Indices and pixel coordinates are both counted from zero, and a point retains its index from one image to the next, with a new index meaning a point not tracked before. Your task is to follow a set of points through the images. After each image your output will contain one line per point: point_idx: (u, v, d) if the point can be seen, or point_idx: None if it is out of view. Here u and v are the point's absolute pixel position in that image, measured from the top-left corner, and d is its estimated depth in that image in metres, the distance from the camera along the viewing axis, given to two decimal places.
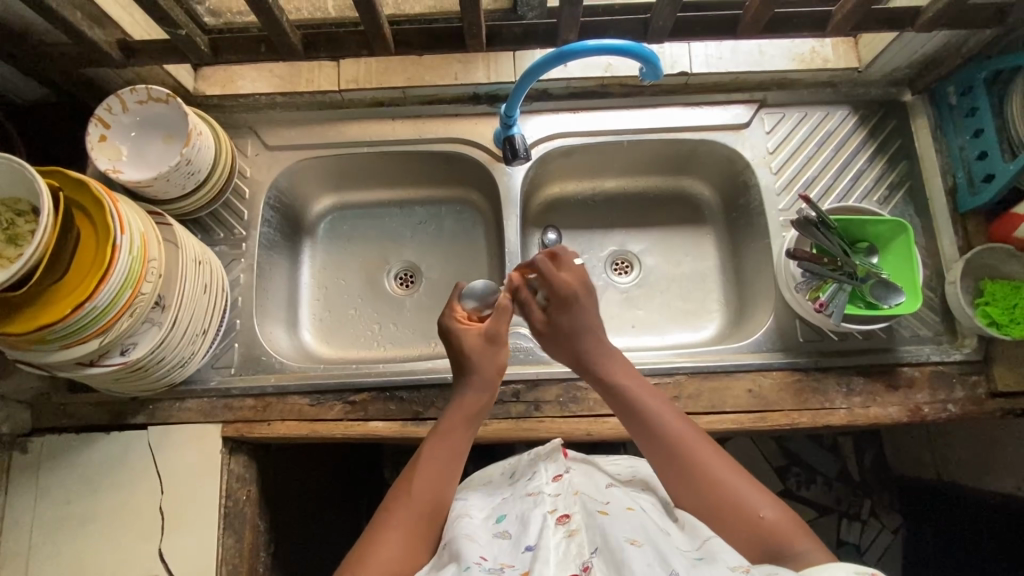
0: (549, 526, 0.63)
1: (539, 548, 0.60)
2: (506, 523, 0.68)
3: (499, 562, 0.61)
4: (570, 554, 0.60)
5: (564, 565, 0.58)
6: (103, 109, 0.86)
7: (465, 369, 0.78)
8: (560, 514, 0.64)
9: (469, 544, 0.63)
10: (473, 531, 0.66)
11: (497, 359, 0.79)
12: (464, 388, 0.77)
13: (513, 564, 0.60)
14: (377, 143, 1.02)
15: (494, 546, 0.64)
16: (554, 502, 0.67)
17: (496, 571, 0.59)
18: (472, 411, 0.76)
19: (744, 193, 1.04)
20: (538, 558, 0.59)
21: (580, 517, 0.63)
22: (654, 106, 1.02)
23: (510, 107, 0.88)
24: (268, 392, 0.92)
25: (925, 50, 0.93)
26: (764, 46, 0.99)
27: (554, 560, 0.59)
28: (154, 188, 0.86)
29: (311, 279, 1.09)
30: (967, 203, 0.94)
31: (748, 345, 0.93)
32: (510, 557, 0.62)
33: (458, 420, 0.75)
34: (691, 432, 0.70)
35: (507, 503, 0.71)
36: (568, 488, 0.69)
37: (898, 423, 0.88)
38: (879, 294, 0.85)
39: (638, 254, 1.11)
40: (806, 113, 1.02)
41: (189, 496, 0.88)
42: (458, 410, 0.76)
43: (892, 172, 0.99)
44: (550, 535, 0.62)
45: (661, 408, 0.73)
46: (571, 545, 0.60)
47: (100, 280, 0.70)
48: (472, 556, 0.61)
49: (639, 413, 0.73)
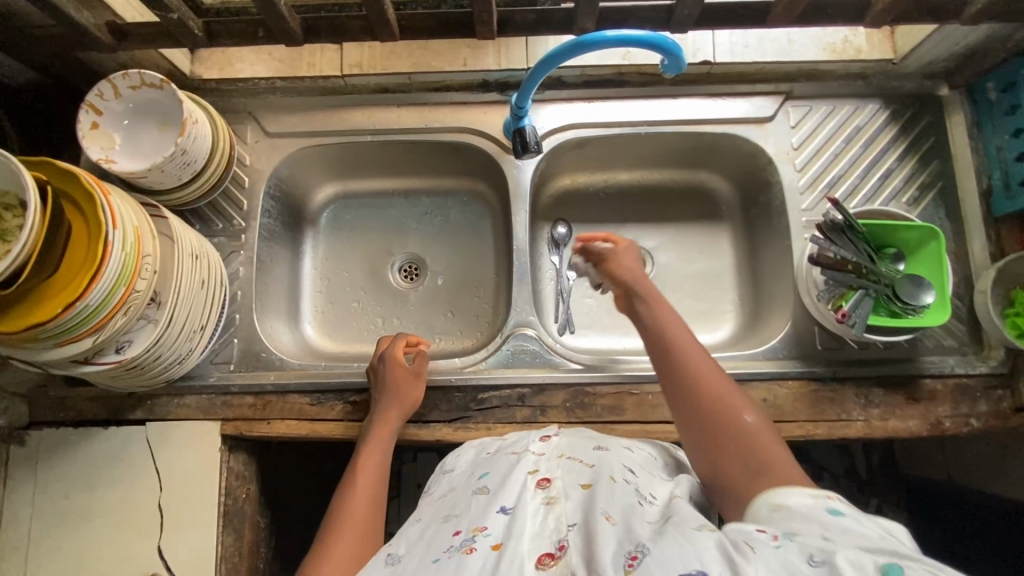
0: (528, 489, 0.61)
1: (514, 512, 0.58)
2: (485, 482, 0.66)
3: (472, 529, 0.58)
4: (546, 528, 0.55)
5: (537, 542, 0.54)
6: (94, 94, 0.81)
7: (392, 393, 0.83)
8: (541, 478, 0.63)
9: (452, 523, 0.62)
10: (452, 507, 0.65)
11: (416, 390, 0.85)
12: (385, 407, 0.82)
13: (486, 528, 0.57)
14: (382, 131, 0.97)
15: (472, 507, 0.62)
16: (536, 464, 0.66)
17: (468, 540, 0.57)
18: (387, 432, 0.81)
19: (765, 190, 1.00)
20: (512, 529, 0.56)
21: (560, 484, 0.61)
22: (675, 96, 0.96)
23: (521, 97, 0.83)
24: (268, 390, 0.90)
25: (968, 42, 0.87)
26: (793, 34, 0.93)
27: (527, 535, 0.55)
28: (148, 179, 0.82)
29: (313, 270, 1.06)
30: (1003, 208, 0.89)
31: (764, 352, 0.89)
32: (482, 519, 0.59)
33: (380, 442, 0.80)
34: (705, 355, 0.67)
35: (490, 463, 0.71)
36: (553, 451, 0.69)
37: (918, 437, 0.85)
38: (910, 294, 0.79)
39: (651, 250, 1.07)
40: (834, 106, 0.96)
41: (187, 494, 0.86)
42: (380, 431, 0.81)
43: (923, 172, 0.94)
44: (527, 500, 0.59)
45: (681, 332, 0.69)
46: (547, 517, 0.57)
47: (92, 277, 0.68)
48: (448, 537, 0.59)
49: (653, 331, 0.70)
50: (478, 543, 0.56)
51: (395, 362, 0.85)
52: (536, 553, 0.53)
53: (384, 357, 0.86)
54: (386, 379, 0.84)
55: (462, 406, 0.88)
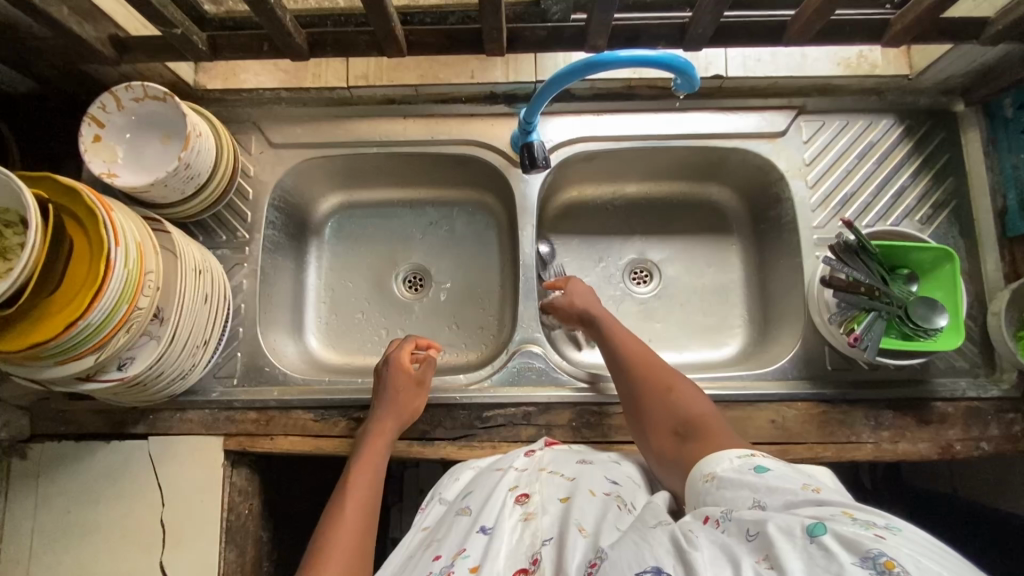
0: (507, 506, 0.64)
1: (493, 531, 0.61)
2: (470, 497, 0.69)
3: (453, 553, 0.61)
4: (522, 545, 0.59)
5: (513, 559, 0.58)
6: (97, 107, 0.79)
7: (388, 402, 0.81)
8: (520, 493, 0.66)
9: (433, 547, 0.64)
10: (441, 528, 0.67)
11: (414, 401, 0.83)
12: (380, 417, 0.81)
13: (466, 548, 0.60)
14: (388, 143, 0.96)
15: (456, 525, 0.65)
16: (517, 479, 0.68)
17: (450, 562, 0.59)
18: (381, 444, 0.79)
19: (775, 206, 0.98)
20: (489, 550, 0.59)
21: (539, 499, 0.64)
22: (685, 110, 0.95)
23: (530, 113, 0.82)
24: (271, 405, 0.89)
25: (986, 59, 0.85)
26: (807, 49, 0.92)
27: (503, 553, 0.58)
28: (151, 193, 0.81)
29: (317, 281, 1.05)
30: (1018, 228, 0.87)
31: (773, 372, 0.88)
32: (464, 539, 0.62)
33: (373, 454, 0.78)
34: (656, 360, 0.76)
35: (477, 478, 0.73)
36: (535, 465, 0.71)
37: (928, 461, 0.84)
38: (922, 316, 0.78)
39: (658, 263, 1.05)
40: (848, 122, 0.95)
41: (189, 510, 0.86)
42: (373, 443, 0.79)
43: (937, 189, 0.92)
44: (506, 517, 0.62)
45: (634, 343, 0.79)
46: (525, 532, 0.60)
47: (94, 296, 0.67)
48: (431, 560, 0.62)
49: (609, 344, 0.80)
50: (457, 567, 0.58)
51: (399, 368, 0.83)
52: (512, 570, 0.57)
53: (389, 363, 0.84)
54: (384, 387, 0.83)
55: (467, 424, 0.87)
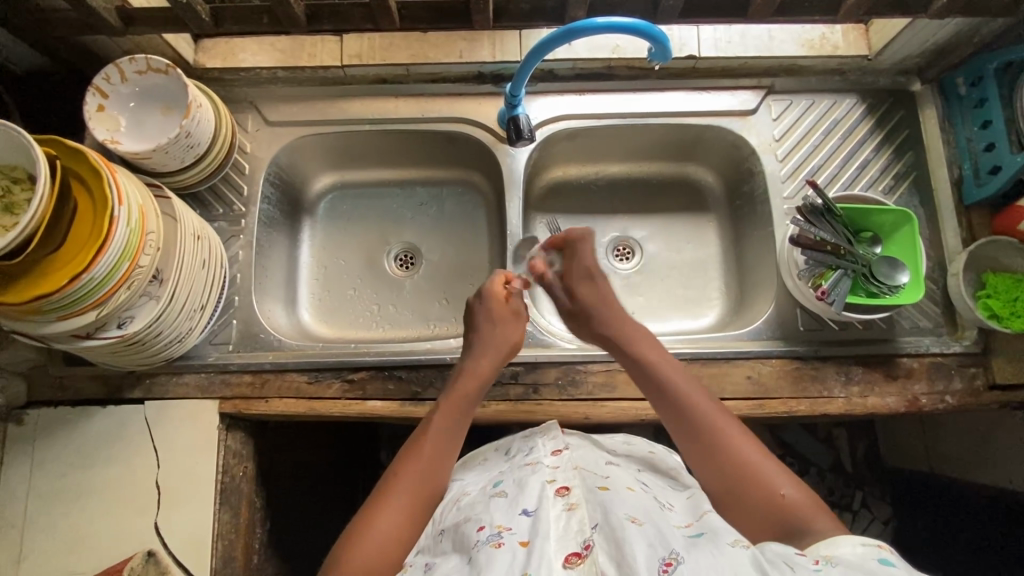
0: (548, 497, 0.61)
1: (537, 514, 0.59)
2: (502, 486, 0.66)
3: (497, 525, 0.59)
4: (571, 530, 0.57)
5: (564, 542, 0.55)
6: (101, 78, 0.84)
7: (484, 337, 0.82)
8: (559, 486, 0.63)
9: (472, 522, 0.61)
10: (471, 508, 0.64)
11: (515, 333, 0.83)
12: (477, 354, 0.80)
13: (510, 528, 0.58)
14: (380, 120, 1.00)
15: (491, 509, 0.62)
16: (552, 473, 0.66)
17: (495, 537, 0.57)
18: (477, 378, 0.78)
19: (748, 180, 1.04)
20: (537, 527, 0.57)
21: (580, 491, 0.62)
22: (661, 89, 1.01)
23: (516, 87, 0.86)
24: (266, 369, 0.92)
25: (937, 38, 0.92)
26: (773, 31, 0.98)
27: (553, 536, 0.56)
28: (152, 160, 0.85)
29: (311, 258, 1.08)
30: (973, 196, 0.93)
31: (749, 333, 0.92)
32: (506, 518, 0.60)
33: (468, 386, 0.77)
34: (720, 413, 0.71)
35: (504, 473, 0.70)
36: (567, 462, 0.68)
37: (896, 413, 0.88)
38: (884, 274, 0.84)
39: (640, 240, 1.10)
40: (814, 100, 1.01)
41: (185, 471, 0.88)
42: (468, 378, 0.78)
43: (898, 162, 0.98)
44: (549, 506, 0.59)
45: (692, 391, 0.73)
46: (571, 520, 0.58)
47: (97, 251, 0.70)
48: (472, 536, 0.59)
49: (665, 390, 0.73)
50: (506, 539, 0.57)
51: (495, 300, 0.84)
52: (564, 552, 0.54)
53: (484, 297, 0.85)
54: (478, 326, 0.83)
55: None
